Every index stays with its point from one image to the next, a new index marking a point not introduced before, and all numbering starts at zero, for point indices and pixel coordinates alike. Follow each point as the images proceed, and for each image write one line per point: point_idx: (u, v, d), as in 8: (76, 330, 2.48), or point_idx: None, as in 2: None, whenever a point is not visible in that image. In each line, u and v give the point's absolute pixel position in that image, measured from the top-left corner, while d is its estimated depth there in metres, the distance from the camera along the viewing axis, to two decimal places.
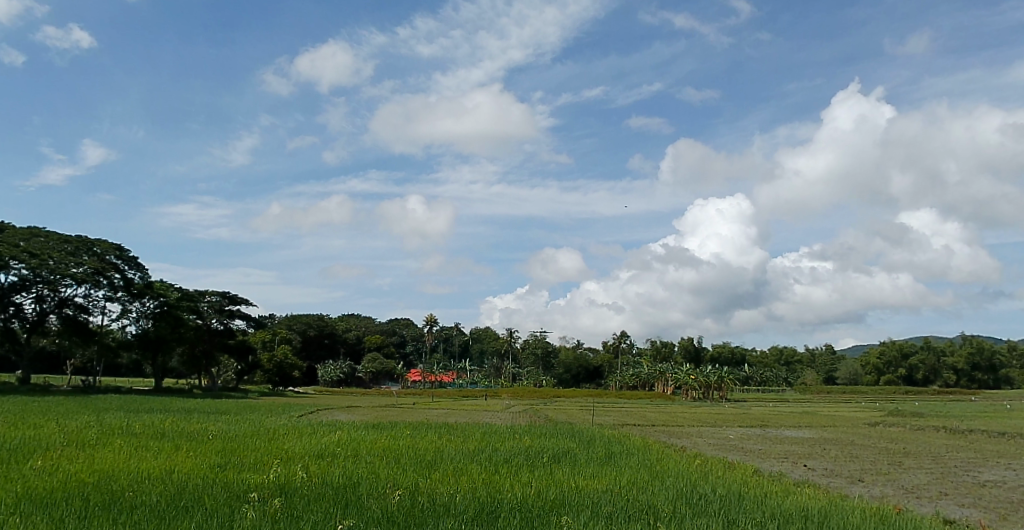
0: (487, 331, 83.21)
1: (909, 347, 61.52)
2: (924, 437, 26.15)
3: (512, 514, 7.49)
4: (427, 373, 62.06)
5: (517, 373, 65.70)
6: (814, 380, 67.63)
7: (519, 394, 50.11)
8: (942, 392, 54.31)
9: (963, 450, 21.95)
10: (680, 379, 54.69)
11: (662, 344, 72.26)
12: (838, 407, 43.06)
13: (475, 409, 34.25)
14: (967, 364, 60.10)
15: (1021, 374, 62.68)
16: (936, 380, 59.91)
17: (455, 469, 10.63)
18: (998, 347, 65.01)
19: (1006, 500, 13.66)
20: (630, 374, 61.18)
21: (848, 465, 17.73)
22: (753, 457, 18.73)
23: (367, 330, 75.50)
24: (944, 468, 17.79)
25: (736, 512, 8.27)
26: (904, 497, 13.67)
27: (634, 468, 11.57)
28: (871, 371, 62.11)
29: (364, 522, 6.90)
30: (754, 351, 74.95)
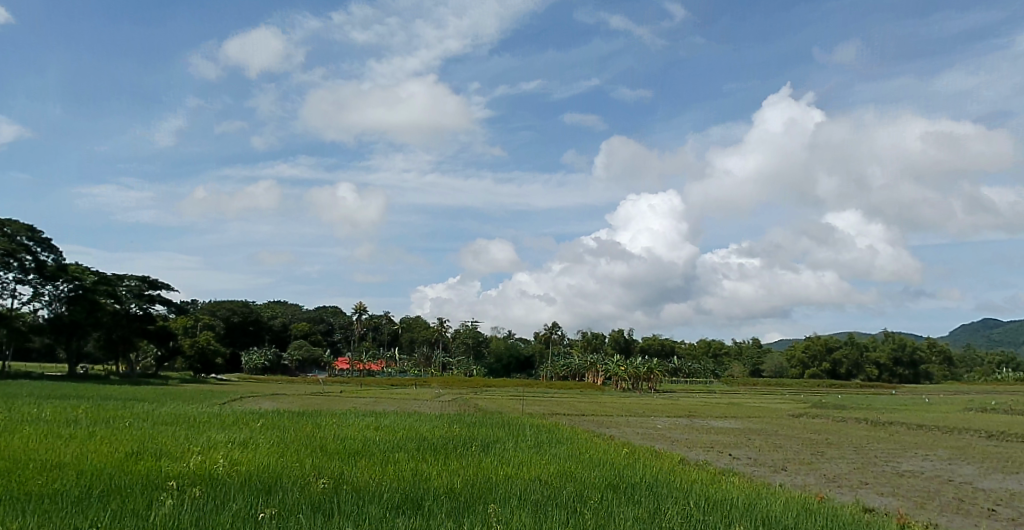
0: (416, 320, 81.16)
1: (833, 342, 63.60)
2: (845, 428, 27.04)
3: (437, 502, 7.29)
4: (355, 362, 61.36)
5: (446, 363, 64.95)
6: (740, 373, 69.44)
7: (450, 383, 50.02)
8: (862, 385, 56.26)
9: (879, 441, 22.73)
10: (610, 371, 55.32)
11: (593, 336, 73.29)
12: (764, 399, 44.38)
13: (404, 397, 34.00)
14: (889, 359, 62.38)
15: (939, 370, 65.13)
16: (858, 374, 62.18)
17: (383, 458, 10.36)
18: (917, 343, 67.55)
19: (923, 489, 14.10)
20: (560, 365, 61.38)
21: (772, 455, 18.08)
22: (680, 446, 18.96)
23: (293, 317, 74.09)
24: (865, 458, 18.36)
25: (659, 500, 8.24)
26: (824, 485, 14.01)
27: (564, 457, 11.39)
28: (796, 365, 64.03)
29: (288, 509, 6.63)
30: (683, 344, 76.61)
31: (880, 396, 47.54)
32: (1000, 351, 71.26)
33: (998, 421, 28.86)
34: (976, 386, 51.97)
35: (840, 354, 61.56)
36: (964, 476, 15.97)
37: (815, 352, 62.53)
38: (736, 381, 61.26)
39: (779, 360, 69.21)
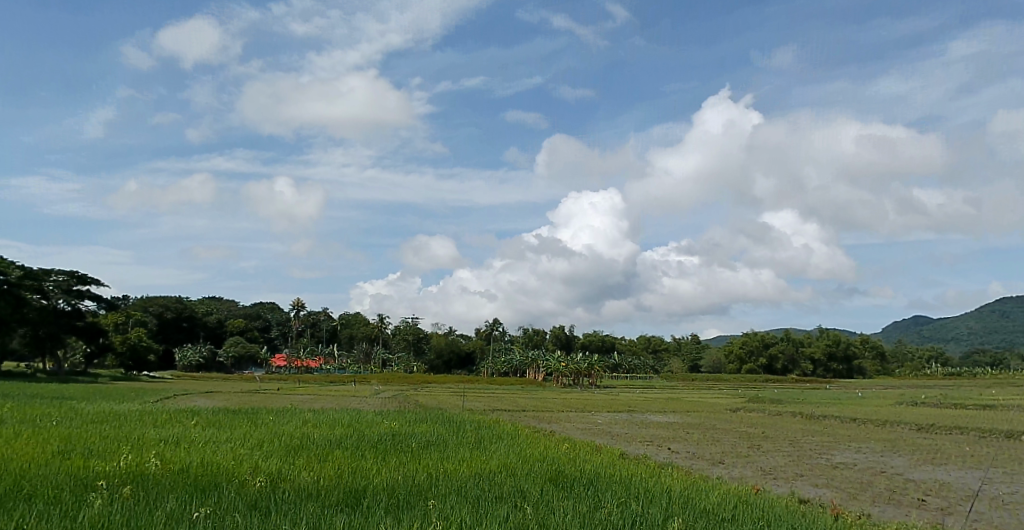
0: (355, 317, 79.04)
1: (770, 338, 65.33)
2: (781, 421, 27.72)
3: (378, 498, 7.05)
4: (292, 358, 60.23)
5: (386, 359, 64.82)
6: (679, 368, 70.69)
7: (390, 380, 49.50)
8: (798, 380, 57.83)
9: (814, 434, 23.30)
10: (551, 367, 55.53)
11: (534, 331, 73.56)
12: (703, 394, 45.17)
13: (342, 394, 33.48)
14: (823, 355, 64.27)
15: (872, 365, 67.30)
16: (794, 369, 64.19)
17: (322, 455, 10.04)
18: (851, 339, 69.72)
19: (856, 480, 14.43)
20: (501, 361, 61.10)
21: (711, 448, 18.34)
22: (619, 440, 19.11)
23: (228, 314, 72.29)
24: (800, 451, 18.80)
25: (600, 494, 8.15)
26: (761, 478, 14.26)
27: (506, 452, 11.28)
28: (734, 360, 65.57)
29: (222, 507, 6.32)
30: (623, 340, 77.65)
31: (814, 390, 49.02)
32: (929, 346, 73.95)
33: (924, 413, 29.91)
34: (904, 380, 53.91)
35: (776, 349, 63.43)
36: (895, 467, 16.43)
37: (753, 347, 64.25)
38: (675, 377, 62.33)
39: (717, 355, 70.74)
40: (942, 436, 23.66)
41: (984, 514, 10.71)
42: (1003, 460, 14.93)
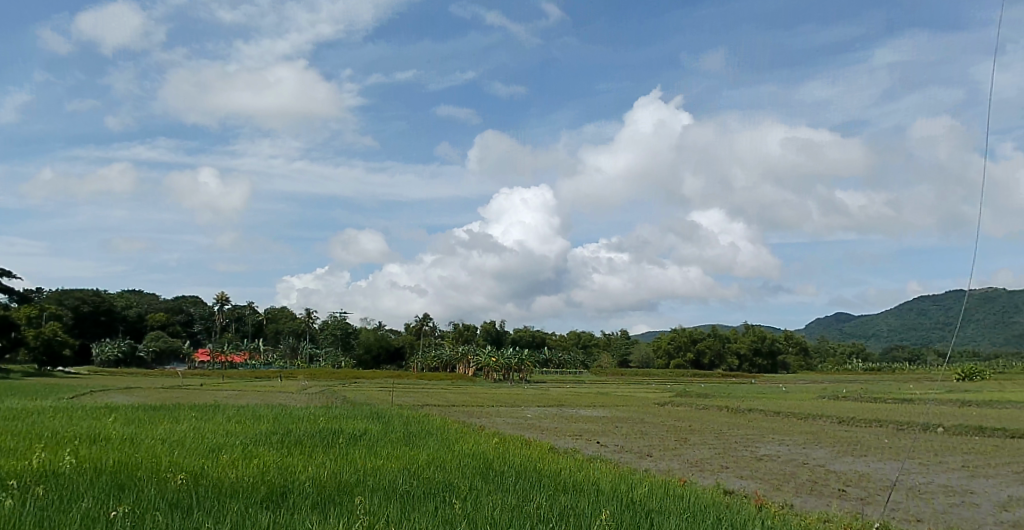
0: (282, 311, 77.33)
1: (697, 334, 66.86)
2: (708, 415, 28.36)
3: (305, 494, 6.74)
4: (215, 353, 58.56)
5: (313, 354, 64.06)
6: (609, 364, 71.63)
7: (317, 375, 48.55)
8: (725, 375, 59.35)
9: (739, 427, 23.86)
10: (481, 362, 55.48)
11: (464, 327, 73.42)
12: (631, 389, 45.92)
13: (269, 390, 32.71)
14: (749, 350, 66.08)
15: (795, 361, 69.40)
16: (720, 364, 65.97)
17: (247, 452, 9.60)
18: (776, 335, 71.75)
19: (779, 472, 14.79)
20: (431, 355, 60.78)
21: (638, 441, 18.56)
22: (550, 434, 19.15)
23: (148, 308, 69.57)
24: (725, 443, 19.24)
25: (530, 487, 8.01)
26: (688, 470, 14.50)
27: (435, 447, 11.07)
28: (663, 355, 66.97)
29: (142, 504, 5.92)
30: (553, 335, 78.27)
31: (741, 385, 50.41)
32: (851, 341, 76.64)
33: (843, 407, 30.98)
34: (828, 375, 55.76)
35: (703, 345, 64.99)
36: (816, 459, 16.91)
37: (681, 343, 65.62)
38: (605, 371, 63.15)
39: (646, 350, 71.98)
40: (861, 429, 24.50)
41: (901, 502, 11.01)
42: (919, 450, 15.50)
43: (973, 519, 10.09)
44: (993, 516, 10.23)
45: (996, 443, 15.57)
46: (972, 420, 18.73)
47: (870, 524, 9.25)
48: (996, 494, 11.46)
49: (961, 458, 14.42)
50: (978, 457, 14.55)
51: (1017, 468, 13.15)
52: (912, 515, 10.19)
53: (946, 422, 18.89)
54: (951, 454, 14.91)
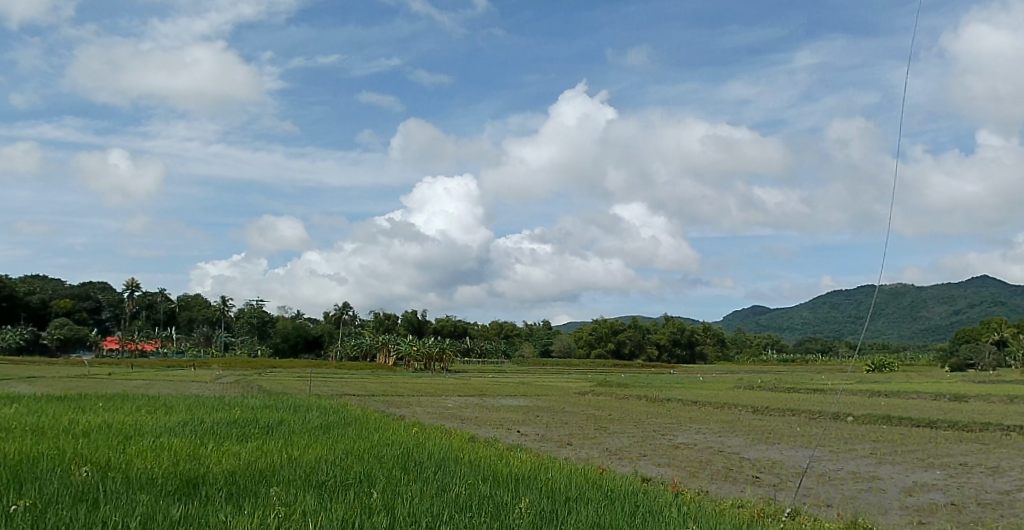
0: (197, 299, 74.01)
1: (618, 325, 68.09)
2: (627, 404, 28.91)
3: (219, 486, 6.37)
4: (126, 341, 56.25)
5: (229, 342, 62.35)
6: (531, 353, 72.24)
7: (233, 364, 47.26)
8: (644, 365, 60.65)
9: (657, 416, 24.36)
10: (402, 351, 55.03)
11: (386, 316, 72.63)
12: (552, 379, 46.47)
13: (182, 379, 31.58)
14: (668, 340, 67.69)
15: (713, 351, 71.46)
16: (640, 354, 67.40)
17: (159, 444, 9.12)
18: (695, 327, 73.67)
19: (695, 459, 15.15)
20: (351, 344, 59.94)
21: (558, 430, 18.69)
22: (470, 424, 19.09)
23: (53, 294, 66.13)
24: (644, 432, 19.57)
25: (452, 476, 7.81)
26: (607, 458, 14.66)
27: (353, 438, 10.78)
28: (584, 345, 67.92)
29: (40, 499, 5.48)
30: (476, 325, 78.28)
31: (660, 375, 51.59)
32: (767, 332, 79.29)
33: (759, 397, 32.00)
34: (744, 365, 57.61)
35: (624, 335, 66.28)
36: (731, 447, 17.39)
37: (602, 333, 66.73)
38: (527, 361, 63.62)
39: (568, 340, 72.89)
40: (774, 417, 25.40)
41: (812, 488, 11.38)
42: (829, 439, 16.11)
43: (879, 503, 10.38)
44: (899, 501, 10.48)
45: (901, 432, 16.29)
46: (879, 410, 19.58)
47: (782, 509, 9.46)
48: (901, 479, 11.90)
49: (868, 446, 15.04)
50: (884, 444, 15.23)
51: (920, 454, 13.74)
52: (822, 500, 10.54)
53: (856, 411, 19.70)
54: (859, 442, 15.56)
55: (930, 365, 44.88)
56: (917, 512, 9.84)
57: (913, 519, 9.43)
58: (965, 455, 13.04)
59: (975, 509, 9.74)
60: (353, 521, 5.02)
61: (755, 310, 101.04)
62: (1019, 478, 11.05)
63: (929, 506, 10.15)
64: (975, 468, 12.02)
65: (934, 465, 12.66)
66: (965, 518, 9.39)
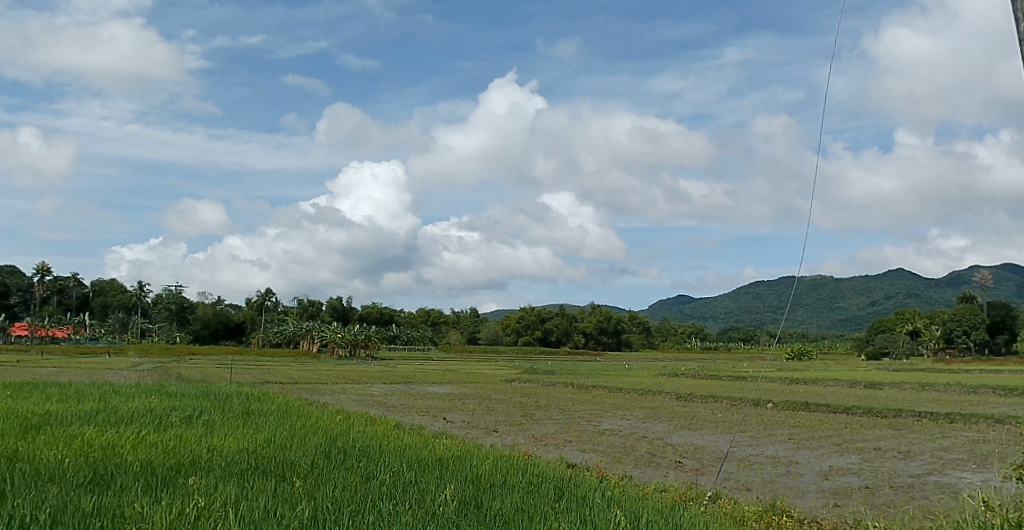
0: (111, 284, 70.70)
1: (545, 313, 68.53)
2: (554, 391, 29.18)
3: (135, 476, 6.03)
4: (33, 327, 53.44)
5: (145, 329, 60.03)
6: (458, 340, 72.09)
7: (149, 351, 45.50)
8: (571, 353, 61.33)
9: (584, 403, 24.64)
10: (327, 338, 54.00)
11: (310, 302, 71.13)
12: (479, 366, 46.46)
13: (95, 367, 30.23)
14: (594, 329, 68.58)
15: (638, 339, 72.80)
16: (567, 342, 68.09)
17: (68, 433, 8.62)
18: (621, 316, 74.82)
19: (620, 445, 15.38)
20: (274, 332, 58.49)
21: (485, 417, 18.70)
22: (395, 411, 18.89)
23: None
24: (570, 418, 19.77)
25: (378, 464, 7.65)
26: (532, 445, 14.74)
27: (275, 426, 10.45)
28: (511, 333, 68.19)
29: None
30: (402, 313, 77.58)
31: (585, 363, 52.25)
32: (690, 322, 81.26)
33: (683, 384, 32.78)
34: (668, 353, 58.87)
35: (551, 323, 66.82)
36: (655, 432, 17.75)
37: (529, 321, 67.10)
38: (454, 348, 63.46)
39: (496, 328, 73.00)
40: (697, 404, 26.06)
41: (732, 473, 11.70)
42: (750, 424, 16.61)
43: (797, 487, 10.75)
44: (816, 485, 10.89)
45: (818, 418, 16.92)
46: (798, 396, 20.29)
47: (704, 492, 9.66)
48: (818, 463, 12.35)
49: (786, 432, 15.58)
50: (802, 429, 15.79)
51: (835, 439, 14.31)
52: (742, 484, 10.85)
53: (775, 398, 20.39)
54: (779, 428, 16.10)
55: (843, 353, 46.84)
56: (833, 495, 10.24)
57: (829, 502, 9.81)
58: (878, 440, 13.63)
59: (887, 492, 10.18)
60: (275, 511, 4.82)
61: (679, 301, 103.38)
62: (928, 462, 11.62)
63: (844, 489, 10.57)
64: (887, 452, 12.58)
65: (849, 449, 13.19)
66: (877, 500, 9.82)
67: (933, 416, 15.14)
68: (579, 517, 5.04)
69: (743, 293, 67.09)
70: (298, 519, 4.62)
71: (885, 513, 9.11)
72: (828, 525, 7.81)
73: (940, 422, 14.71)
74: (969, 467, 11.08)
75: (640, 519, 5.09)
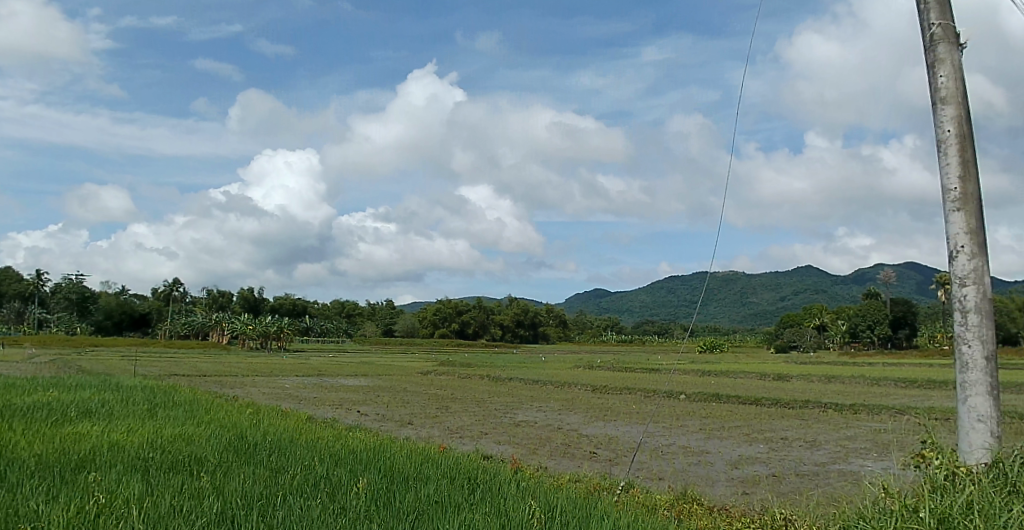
0: (4, 271, 66.46)
1: (462, 305, 68.33)
2: (469, 383, 29.12)
3: (31, 472, 5.65)
4: None
5: (42, 320, 56.66)
6: (373, 333, 71.09)
7: (45, 343, 42.91)
8: (487, 345, 61.39)
9: (499, 395, 24.70)
10: (237, 330, 52.20)
11: (220, 293, 68.65)
12: (396, 359, 45.94)
13: None
14: (511, 321, 68.85)
15: (555, 331, 73.50)
16: (484, 334, 68.12)
17: None
18: (539, 308, 75.40)
19: (535, 437, 15.48)
20: (181, 323, 56.19)
21: (400, 410, 18.49)
22: (308, 405, 18.43)
23: None
24: (486, 410, 19.78)
25: (290, 458, 7.41)
26: (448, 437, 14.67)
27: (183, 420, 10.01)
28: (428, 325, 67.70)
29: None
30: (316, 305, 75.92)
31: (502, 356, 52.40)
32: (605, 316, 82.68)
33: (598, 376, 33.33)
34: (585, 346, 59.70)
35: (468, 315, 66.68)
36: (570, 424, 17.96)
37: (446, 314, 66.73)
38: (369, 340, 62.52)
39: (412, 320, 72.32)
40: (612, 396, 26.53)
41: (645, 463, 11.96)
42: (662, 416, 17.02)
43: (707, 476, 11.06)
44: (725, 473, 11.24)
45: (728, 409, 17.50)
46: (708, 388, 20.92)
47: (617, 483, 9.81)
48: (727, 452, 12.79)
49: (698, 423, 16.04)
50: (713, 420, 16.27)
51: (744, 429, 14.84)
52: (654, 474, 11.08)
53: (687, 390, 20.96)
54: (690, 419, 16.56)
55: (752, 346, 48.67)
56: (741, 483, 10.60)
57: (737, 490, 10.16)
58: (785, 430, 14.23)
59: (793, 480, 10.61)
60: (181, 507, 4.59)
61: (594, 294, 105.05)
62: (832, 450, 12.20)
63: (753, 477, 10.95)
64: (793, 442, 13.15)
65: (758, 439, 13.72)
66: (783, 488, 10.21)
67: (837, 407, 15.91)
68: (491, 507, 5.01)
69: (657, 286, 68.74)
70: (205, 517, 4.39)
71: (791, 499, 9.51)
72: (734, 511, 7.99)
73: (844, 412, 15.48)
74: (871, 456, 11.69)
75: (554, 508, 5.12)
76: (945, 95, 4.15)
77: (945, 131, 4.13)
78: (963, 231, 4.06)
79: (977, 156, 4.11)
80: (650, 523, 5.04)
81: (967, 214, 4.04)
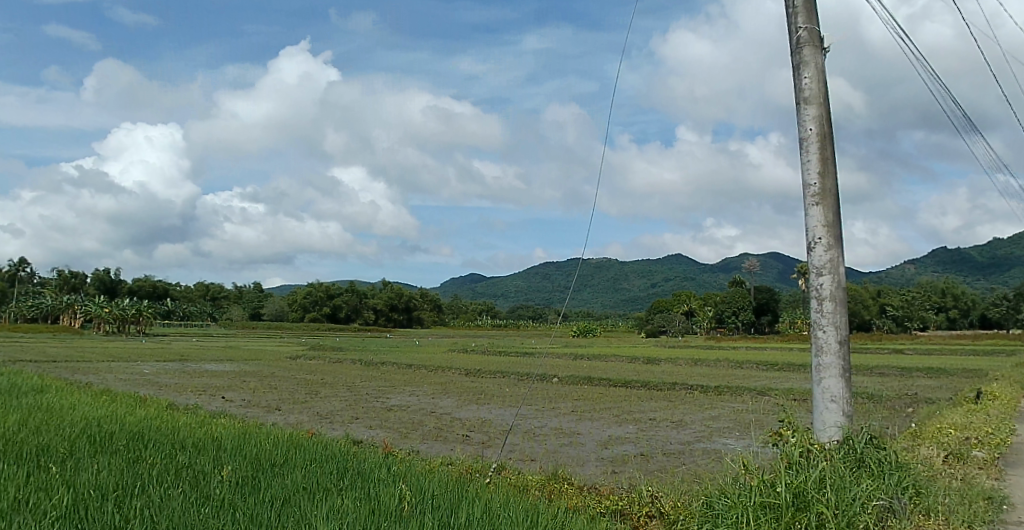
0: None
1: (334, 289, 66.87)
2: (340, 369, 28.48)
3: None
4: None
5: None
6: (238, 316, 68.11)
7: None
8: (361, 329, 60.29)
9: (371, 380, 24.29)
10: (90, 312, 48.53)
11: (71, 274, 63.59)
12: (263, 343, 44.21)
13: None
14: (385, 305, 67.76)
15: (430, 315, 72.49)
16: (357, 318, 66.88)
17: None
18: (414, 293, 74.19)
19: (407, 421, 15.32)
20: (26, 305, 51.59)
21: (267, 396, 17.81)
22: (168, 391, 17.40)
23: None
24: (357, 395, 19.38)
25: (149, 447, 6.96)
26: (317, 422, 14.29)
27: (27, 408, 9.16)
28: (297, 309, 66.02)
29: None
30: (177, 287, 71.90)
31: (377, 341, 51.60)
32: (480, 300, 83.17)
33: (473, 360, 33.53)
34: (460, 330, 59.82)
35: (340, 299, 65.28)
36: (443, 408, 17.93)
37: (317, 298, 65.04)
38: (235, 324, 59.88)
39: (280, 303, 69.90)
40: (486, 379, 26.70)
41: (518, 445, 12.15)
42: (536, 398, 17.32)
43: (579, 456, 11.36)
44: (596, 453, 11.58)
45: (600, 391, 18.04)
46: (580, 371, 21.49)
47: (489, 465, 9.84)
48: (598, 433, 13.18)
49: (570, 405, 16.42)
50: (585, 402, 16.71)
51: (614, 410, 15.36)
52: (527, 455, 11.27)
53: (560, 373, 21.46)
54: (563, 401, 16.95)
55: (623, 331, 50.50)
56: (611, 462, 10.95)
57: (606, 469, 10.49)
58: (653, 411, 14.85)
59: (660, 459, 11.09)
60: (28, 501, 4.20)
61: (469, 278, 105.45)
62: (697, 430, 12.85)
63: (622, 457, 11.34)
64: (661, 422, 13.75)
65: (627, 420, 14.22)
66: (650, 467, 10.64)
67: (703, 389, 16.77)
68: (361, 493, 4.90)
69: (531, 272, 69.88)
70: (57, 509, 4.04)
71: (659, 478, 9.92)
72: (602, 490, 8.19)
73: (710, 394, 16.32)
74: (733, 434, 12.43)
75: (424, 492, 5.08)
76: (809, 96, 4.41)
77: (806, 130, 4.40)
78: (820, 223, 4.33)
79: (835, 155, 4.40)
80: (518, 503, 5.08)
81: (825, 208, 4.31)
